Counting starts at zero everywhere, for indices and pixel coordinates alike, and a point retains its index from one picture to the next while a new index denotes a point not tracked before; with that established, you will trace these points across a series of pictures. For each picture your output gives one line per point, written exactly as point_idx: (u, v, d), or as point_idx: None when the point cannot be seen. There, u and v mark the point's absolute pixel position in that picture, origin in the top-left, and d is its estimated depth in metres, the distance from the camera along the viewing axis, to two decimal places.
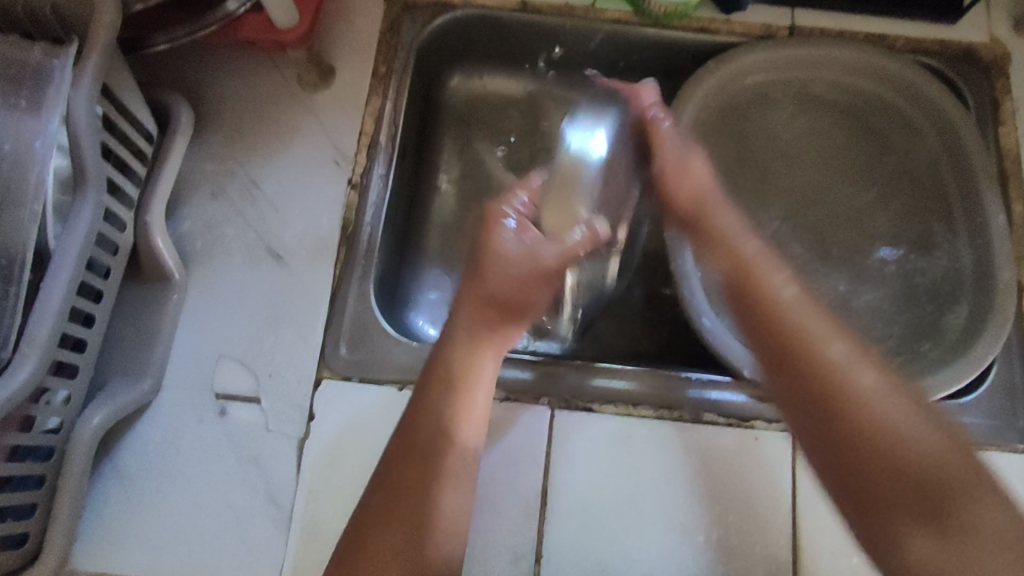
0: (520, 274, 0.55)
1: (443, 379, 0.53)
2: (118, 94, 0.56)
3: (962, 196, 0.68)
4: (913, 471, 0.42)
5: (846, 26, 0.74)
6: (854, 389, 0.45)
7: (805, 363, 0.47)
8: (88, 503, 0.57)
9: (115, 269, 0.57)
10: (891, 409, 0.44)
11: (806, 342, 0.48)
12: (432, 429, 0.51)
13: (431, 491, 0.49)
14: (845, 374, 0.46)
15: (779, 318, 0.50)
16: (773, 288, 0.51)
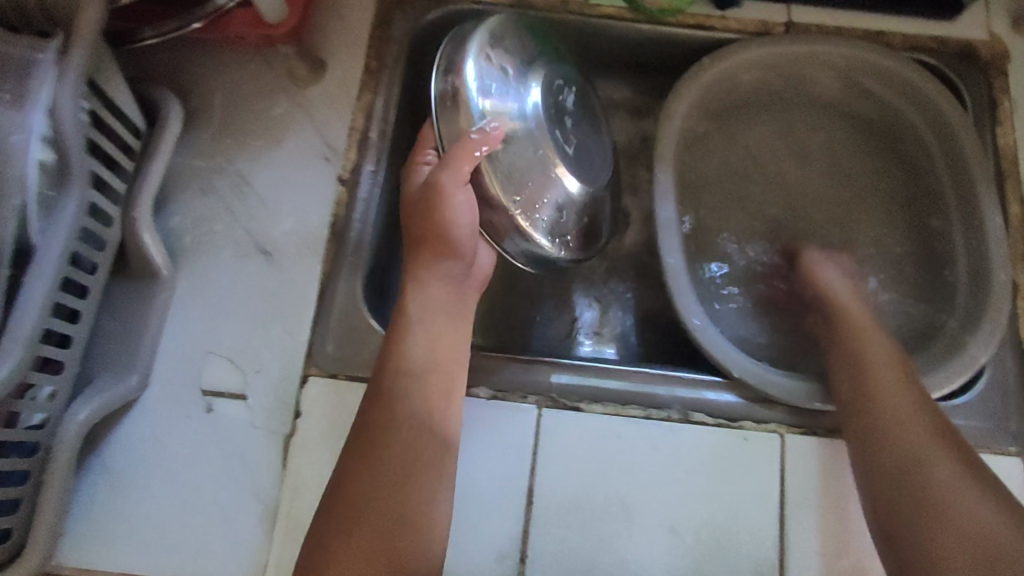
0: (433, 210, 0.55)
1: (420, 334, 0.56)
2: (105, 88, 0.55)
3: (957, 195, 0.67)
4: (951, 516, 0.47)
5: (842, 23, 0.73)
6: (913, 441, 0.51)
7: (874, 416, 0.54)
8: (74, 498, 0.57)
9: (101, 265, 0.57)
10: (942, 466, 0.50)
11: (877, 396, 0.54)
12: (399, 375, 0.54)
13: (409, 437, 0.52)
14: (904, 427, 0.52)
15: (861, 374, 0.56)
16: (865, 347, 0.58)
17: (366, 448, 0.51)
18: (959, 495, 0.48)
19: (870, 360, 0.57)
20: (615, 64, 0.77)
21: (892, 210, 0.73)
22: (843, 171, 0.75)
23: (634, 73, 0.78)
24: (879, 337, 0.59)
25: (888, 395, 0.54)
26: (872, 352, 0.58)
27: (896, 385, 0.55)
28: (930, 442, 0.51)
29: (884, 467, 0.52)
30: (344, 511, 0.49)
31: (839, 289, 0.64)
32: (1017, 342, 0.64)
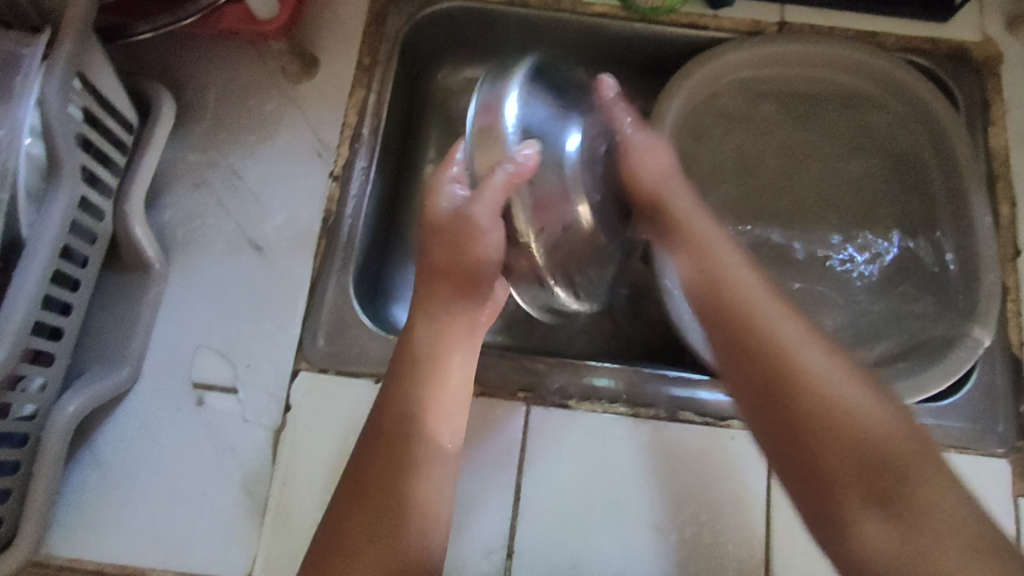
0: (464, 243, 0.51)
1: (413, 373, 0.52)
2: (96, 83, 0.55)
3: (948, 196, 0.67)
4: (831, 411, 0.46)
5: (835, 23, 0.73)
6: (781, 346, 0.49)
7: (752, 333, 0.50)
8: (65, 489, 0.58)
9: (93, 258, 0.57)
10: (819, 362, 0.48)
11: (748, 309, 0.51)
12: (397, 425, 0.51)
13: (400, 492, 0.49)
14: (781, 335, 0.49)
15: (725, 286, 0.53)
16: (713, 257, 0.55)
17: (354, 504, 0.49)
18: (847, 399, 0.46)
19: (728, 273, 0.54)
20: (608, 64, 0.77)
21: (883, 207, 0.73)
22: (832, 166, 0.75)
23: (627, 72, 0.78)
24: (725, 247, 0.56)
25: (748, 306, 0.52)
26: (724, 265, 0.55)
27: (758, 292, 0.53)
28: (803, 347, 0.49)
29: (766, 387, 0.49)
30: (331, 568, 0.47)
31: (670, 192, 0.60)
32: (1006, 344, 0.64)
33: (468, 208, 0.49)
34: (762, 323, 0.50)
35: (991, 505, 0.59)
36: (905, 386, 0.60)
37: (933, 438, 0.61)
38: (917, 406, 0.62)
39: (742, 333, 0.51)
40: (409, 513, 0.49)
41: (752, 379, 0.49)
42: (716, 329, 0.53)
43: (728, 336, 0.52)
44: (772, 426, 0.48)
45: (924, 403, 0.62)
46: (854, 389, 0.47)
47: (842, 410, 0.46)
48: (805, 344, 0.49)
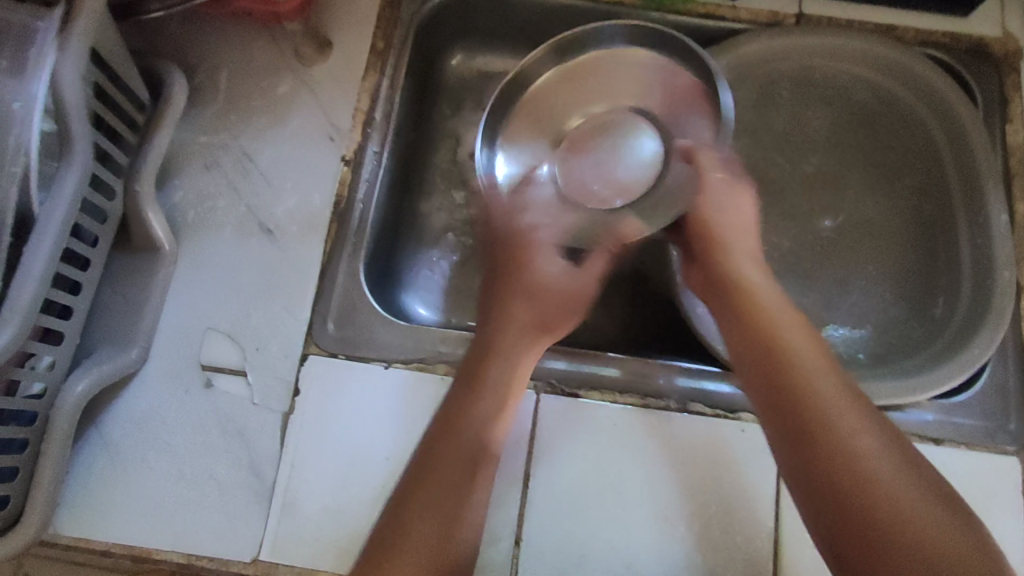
0: (565, 302, 0.61)
1: (473, 415, 0.52)
2: (108, 60, 0.55)
3: (963, 193, 0.67)
4: (822, 422, 0.46)
5: (853, 16, 0.72)
6: (832, 419, 0.46)
7: (808, 414, 0.47)
8: (73, 469, 0.57)
9: (103, 237, 0.57)
10: (879, 458, 0.45)
11: (805, 384, 0.48)
12: (455, 451, 0.50)
13: (464, 500, 0.49)
14: (838, 418, 0.46)
15: (781, 361, 0.50)
16: (767, 313, 0.53)
17: (404, 505, 0.47)
18: (904, 501, 0.43)
19: (785, 342, 0.51)
20: None
21: (898, 202, 0.72)
22: (847, 168, 0.74)
23: None
24: (781, 305, 0.54)
25: (803, 380, 0.48)
26: (782, 332, 0.52)
27: (817, 364, 0.49)
28: (863, 436, 0.45)
29: (821, 478, 0.45)
30: (380, 558, 0.45)
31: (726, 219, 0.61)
32: (1020, 342, 0.64)
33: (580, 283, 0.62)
34: (773, 335, 0.52)
35: (1003, 504, 0.58)
36: (917, 382, 0.60)
37: (944, 435, 0.60)
38: (928, 402, 0.62)
39: (797, 411, 0.47)
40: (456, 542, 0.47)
41: (805, 461, 0.46)
42: (768, 404, 0.50)
43: (745, 345, 0.53)
44: (824, 516, 0.44)
45: (935, 399, 0.62)
46: (910, 490, 0.43)
47: (904, 517, 0.42)
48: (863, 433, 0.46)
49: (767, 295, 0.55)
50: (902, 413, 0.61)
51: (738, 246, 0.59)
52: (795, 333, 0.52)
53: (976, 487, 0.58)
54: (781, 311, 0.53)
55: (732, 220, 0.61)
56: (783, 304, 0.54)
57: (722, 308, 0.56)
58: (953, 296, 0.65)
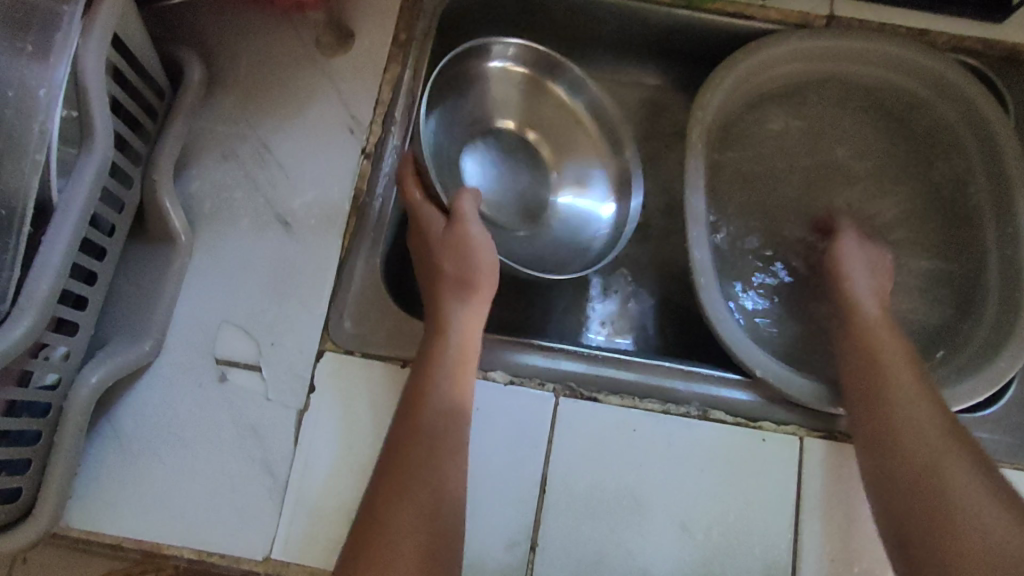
0: (459, 251, 0.60)
1: (430, 406, 0.54)
2: (131, 47, 0.54)
3: (994, 201, 0.65)
4: (910, 450, 0.52)
5: (885, 19, 0.70)
6: (920, 450, 0.52)
7: (896, 440, 0.53)
8: (83, 462, 0.56)
9: (120, 227, 0.56)
10: (964, 482, 0.49)
11: (897, 413, 0.54)
12: (418, 441, 0.53)
13: (439, 485, 0.51)
14: (926, 449, 0.52)
15: (881, 393, 0.56)
16: (875, 346, 0.59)
17: (384, 501, 0.50)
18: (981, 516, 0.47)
19: (891, 376, 0.56)
20: (648, 50, 0.75)
21: (928, 209, 0.71)
22: (875, 174, 0.73)
23: (666, 60, 0.76)
24: (895, 342, 0.59)
25: (899, 409, 0.54)
26: (891, 367, 0.57)
27: (917, 400, 0.54)
28: (954, 468, 0.50)
29: (900, 497, 0.51)
30: (368, 532, 0.49)
31: (849, 257, 0.66)
32: None
33: (462, 231, 0.61)
34: (873, 366, 0.58)
35: None
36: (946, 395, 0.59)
37: None
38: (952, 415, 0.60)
39: (890, 436, 0.53)
40: (441, 525, 0.50)
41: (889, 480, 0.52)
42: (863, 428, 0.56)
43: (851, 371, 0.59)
44: (899, 530, 0.50)
45: (959, 413, 0.61)
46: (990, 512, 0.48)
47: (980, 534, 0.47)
48: (952, 460, 0.51)
49: (885, 332, 0.60)
50: None
51: (859, 284, 0.64)
52: (900, 366, 0.57)
53: None
54: (891, 343, 0.59)
55: (862, 260, 0.66)
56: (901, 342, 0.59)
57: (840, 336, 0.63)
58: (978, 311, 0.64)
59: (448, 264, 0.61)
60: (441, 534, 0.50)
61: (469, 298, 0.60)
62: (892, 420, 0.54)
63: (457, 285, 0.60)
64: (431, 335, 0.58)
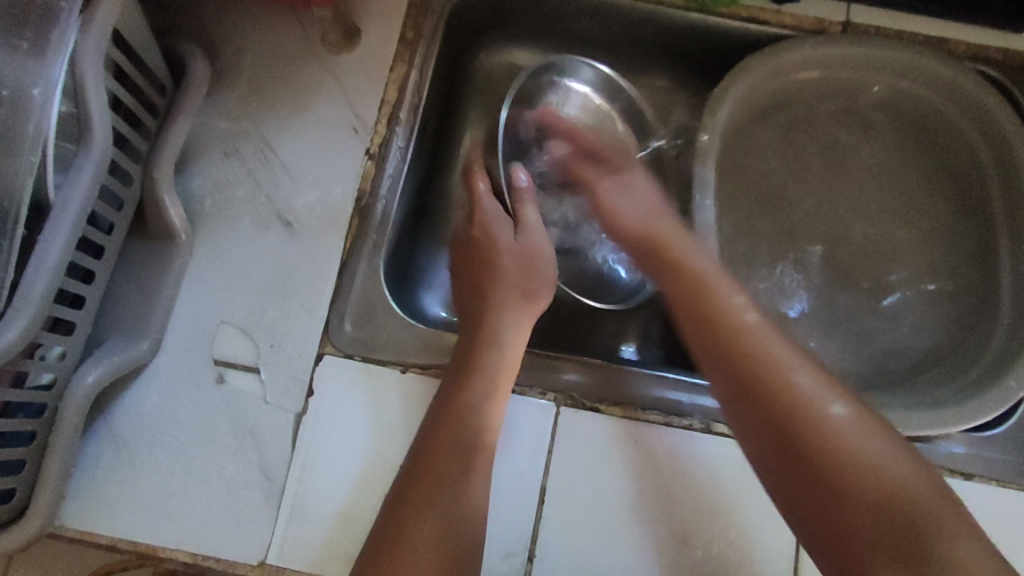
0: (525, 263, 0.63)
1: (469, 414, 0.52)
2: (130, 43, 0.53)
3: (1009, 214, 0.64)
4: (822, 445, 0.44)
5: (903, 27, 0.68)
6: (824, 438, 0.45)
7: (797, 432, 0.45)
8: (79, 461, 0.56)
9: (118, 225, 0.55)
10: (814, 389, 0.47)
11: (784, 397, 0.47)
12: (451, 449, 0.51)
13: (463, 495, 0.49)
14: (832, 433, 0.45)
15: (718, 313, 0.53)
16: (727, 317, 0.52)
17: (407, 514, 0.48)
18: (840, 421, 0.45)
19: (718, 302, 0.53)
20: (658, 53, 0.74)
21: (940, 216, 0.70)
22: (890, 183, 0.72)
23: (677, 63, 0.75)
24: (710, 268, 0.57)
25: (735, 325, 0.51)
26: (729, 307, 0.53)
27: (797, 373, 0.48)
28: (870, 450, 0.44)
29: (828, 506, 0.44)
30: (389, 545, 0.47)
31: (631, 214, 0.64)
32: None
33: (532, 240, 0.64)
34: (733, 341, 0.50)
35: None
36: (954, 413, 0.57)
37: (975, 469, 0.58)
38: (959, 434, 0.59)
39: (734, 355, 0.50)
40: (464, 537, 0.48)
41: (747, 405, 0.48)
42: (711, 355, 0.51)
43: (715, 354, 0.51)
44: (812, 509, 0.44)
45: (967, 431, 0.60)
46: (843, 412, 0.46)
47: (844, 438, 0.44)
48: (796, 367, 0.48)
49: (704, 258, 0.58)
50: (932, 445, 0.58)
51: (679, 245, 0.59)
52: (762, 338, 0.50)
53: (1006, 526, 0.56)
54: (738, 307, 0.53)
55: (641, 212, 0.64)
56: (711, 264, 0.57)
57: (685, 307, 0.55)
58: (988, 328, 0.63)
59: (506, 273, 0.61)
60: (460, 546, 0.48)
61: (526, 299, 0.61)
62: (786, 409, 0.46)
63: (517, 287, 0.61)
64: (475, 343, 0.57)
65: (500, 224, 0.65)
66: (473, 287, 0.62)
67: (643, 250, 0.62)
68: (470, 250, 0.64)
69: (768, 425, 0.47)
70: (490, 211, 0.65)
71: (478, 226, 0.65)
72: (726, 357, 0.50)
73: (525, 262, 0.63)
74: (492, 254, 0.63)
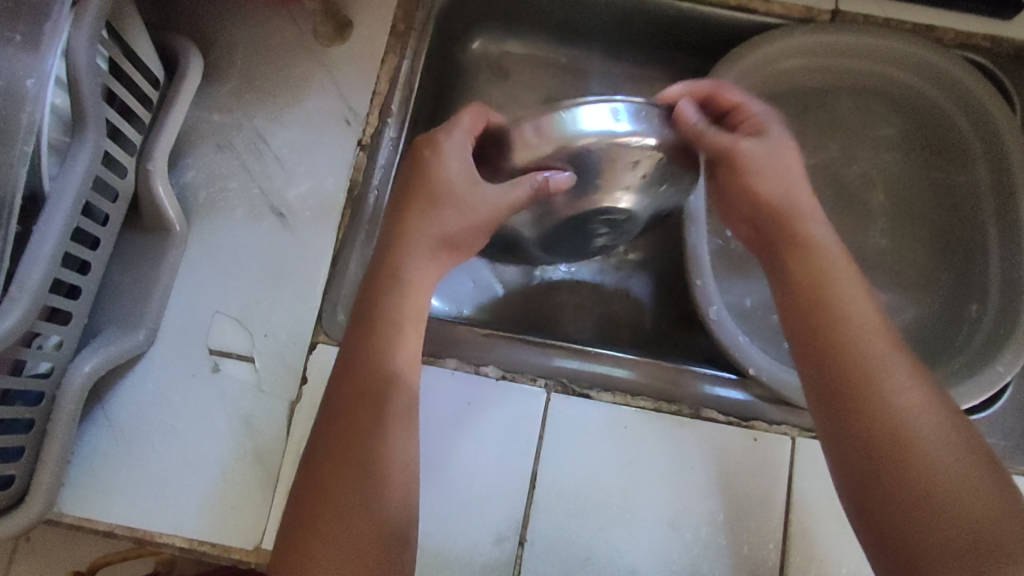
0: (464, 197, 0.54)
1: (374, 368, 0.51)
2: (123, 35, 0.53)
3: (998, 200, 0.64)
4: (870, 391, 0.47)
5: (892, 14, 0.69)
6: (875, 388, 0.47)
7: (848, 372, 0.48)
8: (77, 449, 0.57)
9: (113, 217, 0.56)
10: (875, 342, 0.49)
11: (844, 332, 0.49)
12: (357, 402, 0.50)
13: (377, 459, 0.48)
14: (882, 381, 0.47)
15: (806, 252, 0.53)
16: (809, 241, 0.54)
17: (321, 485, 0.48)
18: (910, 415, 0.46)
19: (795, 221, 0.55)
20: (648, 44, 0.75)
21: (927, 202, 0.70)
22: (886, 174, 0.72)
23: (667, 53, 0.75)
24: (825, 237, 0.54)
25: (841, 291, 0.51)
26: (801, 224, 0.55)
27: (861, 314, 0.50)
28: (916, 419, 0.45)
29: (861, 442, 0.46)
30: (312, 520, 0.47)
31: (772, 182, 0.56)
32: None
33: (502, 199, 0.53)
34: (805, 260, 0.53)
35: None
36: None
37: None
38: None
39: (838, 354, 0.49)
40: (384, 502, 0.47)
41: (822, 362, 0.49)
42: (805, 349, 0.51)
43: (786, 273, 0.54)
44: (855, 447, 0.46)
45: None
46: (927, 413, 0.46)
47: (898, 419, 0.46)
48: (862, 308, 0.50)
49: (816, 217, 0.55)
50: None
51: (768, 177, 0.56)
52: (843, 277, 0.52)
53: None
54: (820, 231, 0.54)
55: (773, 170, 0.56)
56: (828, 237, 0.54)
57: (766, 232, 0.56)
58: (977, 314, 0.63)
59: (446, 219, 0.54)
60: (382, 510, 0.47)
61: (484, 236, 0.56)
62: (844, 339, 0.49)
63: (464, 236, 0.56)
64: (376, 287, 0.54)
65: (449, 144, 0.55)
66: (400, 225, 0.55)
67: (761, 218, 0.56)
68: (414, 180, 0.55)
69: (826, 346, 0.50)
70: (447, 141, 0.55)
71: (425, 158, 0.55)
72: (797, 278, 0.53)
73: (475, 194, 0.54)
74: (433, 175, 0.54)
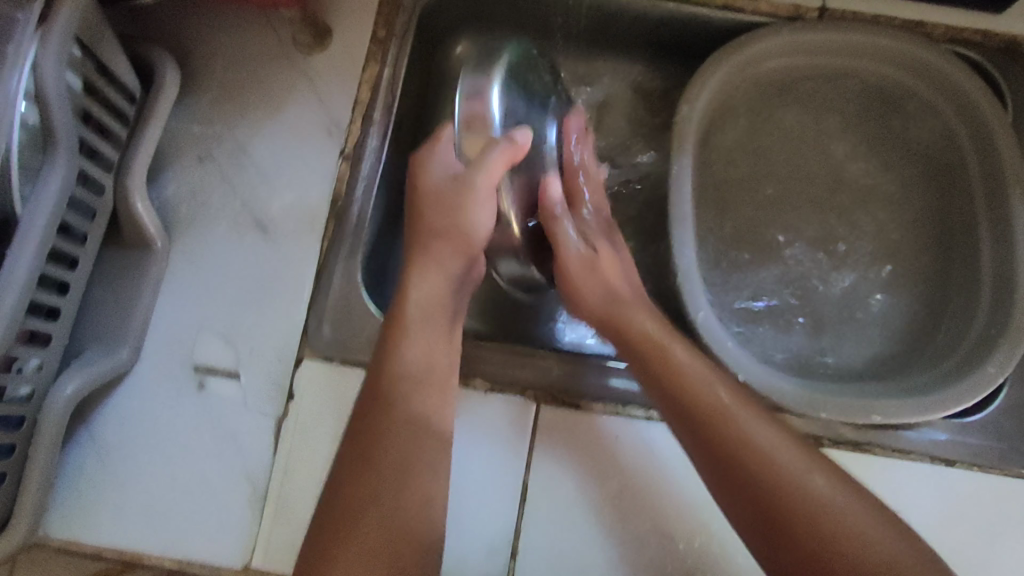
0: (456, 199, 0.57)
1: (398, 366, 0.53)
2: (95, 51, 0.52)
3: (987, 194, 0.63)
4: (750, 450, 0.49)
5: (880, 10, 0.68)
6: (745, 447, 0.49)
7: (727, 441, 0.49)
8: (62, 470, 0.56)
9: (92, 235, 0.55)
10: (734, 406, 0.51)
11: (703, 403, 0.51)
12: (385, 398, 0.52)
13: (402, 455, 0.50)
14: (757, 440, 0.49)
15: (651, 338, 0.55)
16: (641, 329, 0.56)
17: (343, 481, 0.49)
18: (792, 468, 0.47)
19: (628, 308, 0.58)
20: (635, 44, 0.74)
21: (916, 194, 0.70)
22: (877, 179, 0.72)
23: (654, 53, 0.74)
24: (649, 317, 0.57)
25: (690, 369, 0.53)
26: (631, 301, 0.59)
27: (707, 387, 0.52)
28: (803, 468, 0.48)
29: (759, 500, 0.47)
30: (332, 517, 0.48)
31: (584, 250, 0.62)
32: None
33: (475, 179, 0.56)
34: (651, 344, 0.55)
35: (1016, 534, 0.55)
36: (917, 404, 0.57)
37: (957, 455, 0.58)
38: (941, 421, 0.59)
39: (707, 423, 0.50)
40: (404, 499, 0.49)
41: (696, 434, 0.51)
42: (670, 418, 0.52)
43: (637, 354, 0.56)
44: (757, 507, 0.47)
45: (948, 418, 0.59)
46: (800, 459, 0.48)
47: (792, 472, 0.47)
48: (705, 376, 0.53)
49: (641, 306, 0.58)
50: (914, 432, 0.58)
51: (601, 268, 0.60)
52: (679, 350, 0.54)
53: (988, 511, 0.56)
54: (648, 317, 0.57)
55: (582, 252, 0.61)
56: (652, 318, 0.57)
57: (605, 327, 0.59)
58: (970, 314, 0.62)
59: (432, 220, 0.58)
60: (401, 508, 0.49)
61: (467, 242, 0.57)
62: (706, 412, 0.51)
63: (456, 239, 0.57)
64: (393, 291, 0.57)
65: (442, 148, 0.59)
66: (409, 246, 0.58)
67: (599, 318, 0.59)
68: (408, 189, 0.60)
69: (695, 417, 0.51)
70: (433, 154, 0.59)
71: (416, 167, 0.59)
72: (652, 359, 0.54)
73: (459, 190, 0.57)
74: (419, 178, 0.59)
